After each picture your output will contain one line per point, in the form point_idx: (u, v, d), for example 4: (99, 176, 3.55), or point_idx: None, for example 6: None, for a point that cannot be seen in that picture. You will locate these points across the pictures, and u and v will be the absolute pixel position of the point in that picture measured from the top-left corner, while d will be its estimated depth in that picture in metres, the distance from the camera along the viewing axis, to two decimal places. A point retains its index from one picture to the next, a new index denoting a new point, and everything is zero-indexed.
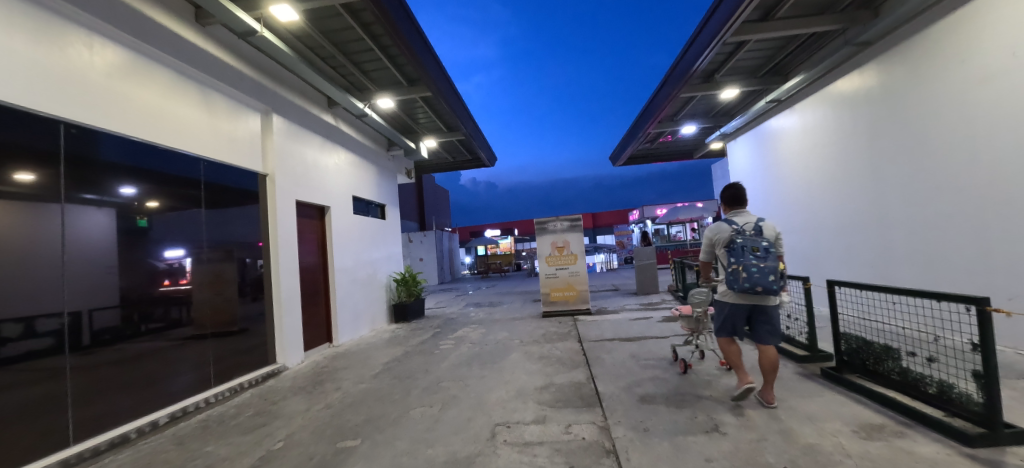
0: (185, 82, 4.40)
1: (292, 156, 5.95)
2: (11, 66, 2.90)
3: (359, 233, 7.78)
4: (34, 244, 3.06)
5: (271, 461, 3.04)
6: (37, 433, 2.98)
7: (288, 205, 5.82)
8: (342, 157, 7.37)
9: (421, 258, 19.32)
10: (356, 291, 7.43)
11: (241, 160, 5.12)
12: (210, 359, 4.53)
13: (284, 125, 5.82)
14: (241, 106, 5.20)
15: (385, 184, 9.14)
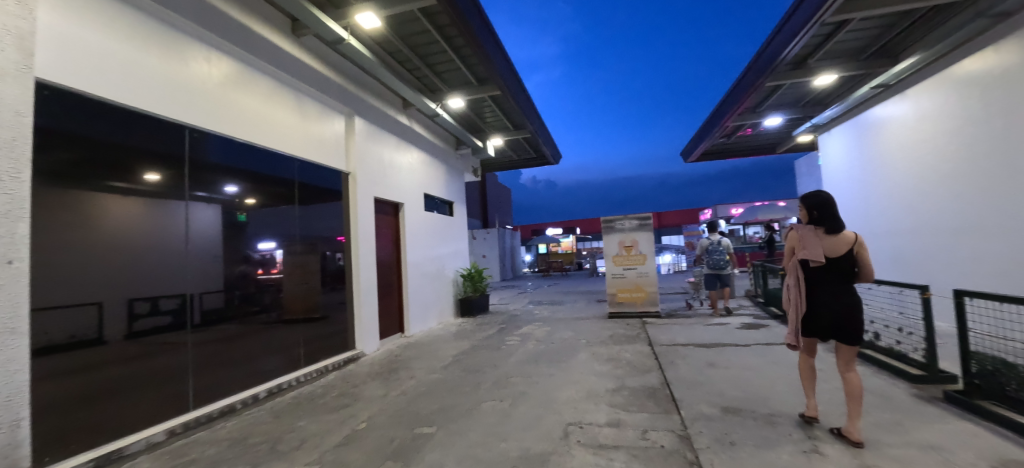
0: (283, 89, 4.86)
1: (371, 156, 6.33)
2: (145, 82, 3.36)
3: (429, 230, 8.12)
4: (159, 233, 3.52)
5: (355, 441, 3.25)
6: (159, 399, 3.42)
7: (368, 201, 6.21)
8: (415, 156, 7.73)
9: (483, 255, 19.78)
10: (426, 285, 7.77)
11: (329, 159, 5.57)
12: (299, 342, 4.97)
13: (366, 127, 6.25)
14: (328, 109, 5.64)
15: (453, 182, 9.44)
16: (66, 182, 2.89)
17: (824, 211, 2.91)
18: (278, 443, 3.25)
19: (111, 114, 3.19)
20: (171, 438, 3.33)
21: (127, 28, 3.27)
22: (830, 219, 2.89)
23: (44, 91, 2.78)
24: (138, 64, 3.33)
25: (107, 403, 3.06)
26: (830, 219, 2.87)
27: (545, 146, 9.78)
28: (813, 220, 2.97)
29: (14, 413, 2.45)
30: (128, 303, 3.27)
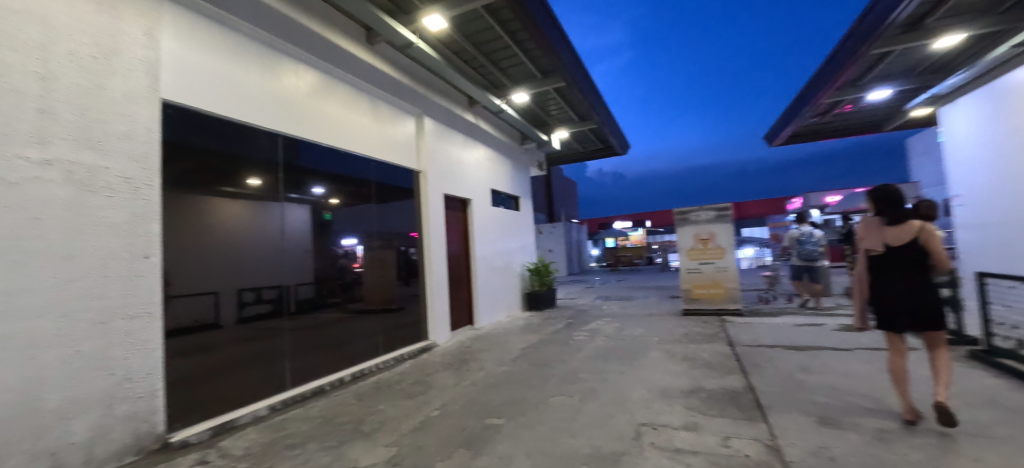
0: (360, 96, 5.22)
1: (439, 154, 6.58)
2: (245, 97, 3.80)
3: (496, 225, 8.27)
4: (259, 232, 3.96)
5: (429, 427, 3.40)
6: (264, 378, 3.87)
7: (438, 198, 6.47)
8: (481, 152, 7.92)
9: (550, 249, 19.82)
10: (494, 278, 7.94)
11: (401, 159, 5.90)
12: (379, 331, 5.33)
13: (433, 126, 6.50)
14: (399, 112, 5.94)
15: (518, 177, 9.52)
16: (187, 188, 3.36)
17: (889, 203, 2.97)
18: (361, 423, 3.51)
19: (222, 127, 3.65)
20: (273, 413, 3.73)
21: (231, 50, 3.72)
22: (893, 212, 2.95)
23: (169, 109, 3.25)
24: (240, 81, 3.77)
25: (223, 379, 3.53)
26: (891, 211, 2.95)
27: (611, 137, 9.47)
28: (878, 212, 3.04)
29: (148, 384, 2.94)
30: (237, 293, 3.73)
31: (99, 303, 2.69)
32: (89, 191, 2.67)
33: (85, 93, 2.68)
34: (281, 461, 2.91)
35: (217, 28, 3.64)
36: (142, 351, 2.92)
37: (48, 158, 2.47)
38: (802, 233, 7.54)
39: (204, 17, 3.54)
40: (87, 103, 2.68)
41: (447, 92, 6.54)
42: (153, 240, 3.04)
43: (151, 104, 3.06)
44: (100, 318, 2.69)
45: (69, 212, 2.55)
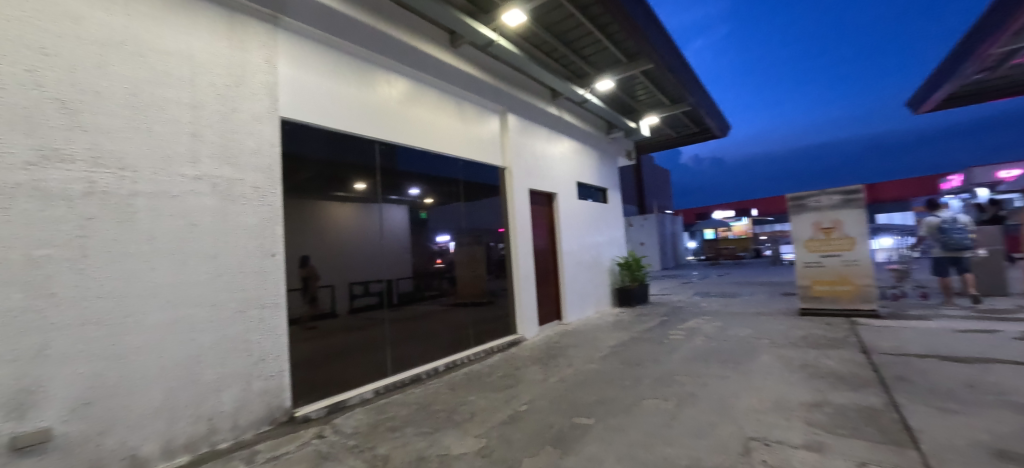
0: (448, 98, 5.45)
1: (524, 150, 6.61)
2: (349, 108, 4.18)
3: (583, 218, 8.06)
4: (365, 231, 4.33)
5: (516, 421, 3.40)
6: (371, 364, 4.24)
7: (524, 193, 6.50)
8: (566, 145, 7.79)
9: (641, 243, 18.95)
10: (582, 273, 7.78)
11: (488, 157, 6.04)
12: (470, 324, 5.53)
13: (517, 122, 6.53)
14: (484, 110, 6.06)
15: (605, 168, 9.16)
16: (303, 194, 3.79)
17: None
18: (453, 412, 3.64)
19: (332, 138, 4.07)
20: (377, 396, 4.08)
21: (334, 68, 4.11)
22: None
23: (287, 125, 3.70)
24: (343, 95, 4.15)
25: (337, 363, 3.95)
26: None
27: (708, 118, 8.62)
28: None
29: (276, 365, 3.40)
30: (346, 286, 4.11)
31: (238, 294, 3.21)
32: (228, 199, 3.20)
33: (223, 117, 3.22)
34: (383, 442, 3.15)
35: (324, 48, 4.05)
36: (272, 336, 3.39)
37: (199, 173, 3.05)
38: (946, 219, 6.44)
39: (312, 41, 3.97)
40: (225, 126, 3.23)
41: (529, 87, 6.50)
42: (277, 240, 3.49)
43: (273, 122, 3.52)
44: (238, 306, 3.20)
45: (215, 217, 3.11)
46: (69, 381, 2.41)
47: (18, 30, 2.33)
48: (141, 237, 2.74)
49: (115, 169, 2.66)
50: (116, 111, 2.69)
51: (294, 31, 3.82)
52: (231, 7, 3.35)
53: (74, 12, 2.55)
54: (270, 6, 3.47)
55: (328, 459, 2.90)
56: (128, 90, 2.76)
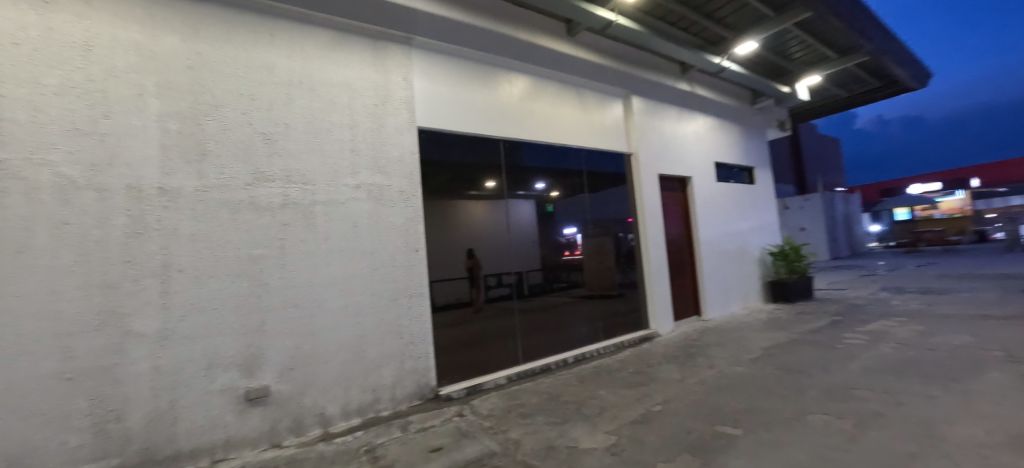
0: (567, 89, 5.41)
1: (650, 133, 6.18)
2: (478, 111, 4.46)
3: (723, 203, 7.21)
4: (496, 226, 4.59)
5: (649, 422, 3.18)
6: (506, 351, 4.49)
7: (652, 179, 6.09)
8: (699, 123, 7.06)
9: (802, 228, 16.31)
10: (724, 264, 7.01)
11: (612, 144, 5.82)
12: (600, 316, 5.44)
13: (641, 105, 6.12)
14: (606, 96, 5.85)
15: (747, 144, 7.99)
16: (442, 195, 4.19)
17: None
18: (583, 406, 3.59)
19: (465, 141, 4.41)
20: (510, 382, 4.26)
21: (460, 76, 4.40)
22: None
23: (427, 133, 4.13)
24: (469, 100, 4.42)
25: (474, 349, 4.26)
26: None
27: (893, 64, 6.85)
28: None
29: (423, 348, 3.81)
30: (482, 277, 4.45)
31: (392, 284, 3.68)
32: (381, 202, 3.69)
33: (374, 132, 3.73)
34: (515, 427, 3.28)
35: (451, 59, 4.36)
36: (419, 321, 3.80)
37: (358, 183, 3.59)
38: None
39: (444, 53, 4.32)
40: (376, 140, 3.73)
41: (654, 64, 6.00)
42: (420, 236, 3.89)
43: (412, 132, 3.94)
44: (392, 295, 3.67)
45: (372, 219, 3.63)
46: (278, 349, 3.17)
47: (236, 84, 3.19)
48: (320, 238, 3.38)
49: (302, 184, 3.34)
50: (300, 137, 3.38)
51: (426, 48, 4.19)
52: (374, 37, 3.85)
53: (269, 64, 3.33)
54: (405, 29, 3.86)
55: (467, 437, 3.14)
56: (306, 119, 3.42)
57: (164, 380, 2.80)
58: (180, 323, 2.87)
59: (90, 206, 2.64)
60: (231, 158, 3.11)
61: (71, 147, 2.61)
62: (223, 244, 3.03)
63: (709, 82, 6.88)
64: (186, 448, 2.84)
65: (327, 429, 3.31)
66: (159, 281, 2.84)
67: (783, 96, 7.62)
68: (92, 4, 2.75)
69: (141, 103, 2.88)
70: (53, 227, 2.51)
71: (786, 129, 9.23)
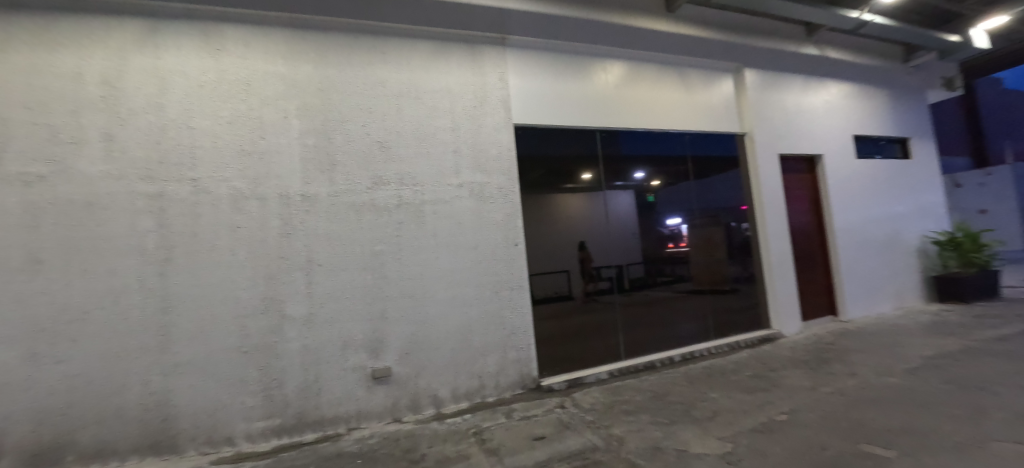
0: (668, 70, 5.06)
1: (767, 109, 5.50)
2: (574, 103, 4.43)
3: (863, 183, 6.13)
4: (594, 219, 4.56)
5: (771, 432, 2.86)
6: (608, 345, 4.44)
7: (770, 161, 5.43)
8: (829, 92, 6.09)
9: None
10: (867, 256, 5.98)
11: (721, 125, 5.32)
12: (710, 313, 5.09)
13: (755, 79, 5.46)
14: (712, 73, 5.35)
15: (895, 112, 6.68)
16: (540, 189, 4.27)
17: None
18: (692, 408, 3.37)
19: (563, 134, 4.42)
20: (612, 378, 4.18)
21: (554, 69, 4.40)
22: None
23: (524, 130, 4.23)
24: (563, 92, 4.40)
25: (574, 342, 4.28)
26: None
27: None
28: None
29: (525, 339, 3.92)
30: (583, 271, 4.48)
31: (494, 277, 3.85)
32: (482, 199, 3.88)
33: (473, 132, 3.92)
34: (619, 424, 3.20)
35: (544, 54, 4.38)
36: (520, 313, 3.92)
37: (460, 182, 3.82)
38: None
39: (538, 49, 4.35)
40: (475, 140, 3.92)
41: (770, 29, 5.29)
42: (519, 231, 3.99)
43: (508, 130, 4.06)
44: (494, 288, 3.84)
45: (473, 215, 3.83)
46: (397, 335, 3.53)
47: (357, 100, 3.62)
48: (430, 234, 3.67)
49: (412, 185, 3.66)
50: (410, 142, 3.70)
51: (520, 46, 4.26)
52: (471, 41, 4.04)
53: (382, 79, 3.70)
54: (499, 30, 3.98)
55: (569, 429, 3.16)
56: (415, 125, 3.74)
57: (311, 356, 3.34)
58: (321, 308, 3.37)
59: (254, 212, 3.30)
60: (354, 166, 3.54)
61: (239, 166, 3.32)
62: (352, 241, 3.47)
63: (842, 43, 5.86)
64: (328, 415, 3.35)
65: (440, 410, 3.60)
66: (304, 272, 3.36)
67: (951, 47, 6.14)
68: (249, 47, 3.44)
69: (286, 124, 3.44)
70: (230, 231, 3.25)
71: (955, 87, 7.44)
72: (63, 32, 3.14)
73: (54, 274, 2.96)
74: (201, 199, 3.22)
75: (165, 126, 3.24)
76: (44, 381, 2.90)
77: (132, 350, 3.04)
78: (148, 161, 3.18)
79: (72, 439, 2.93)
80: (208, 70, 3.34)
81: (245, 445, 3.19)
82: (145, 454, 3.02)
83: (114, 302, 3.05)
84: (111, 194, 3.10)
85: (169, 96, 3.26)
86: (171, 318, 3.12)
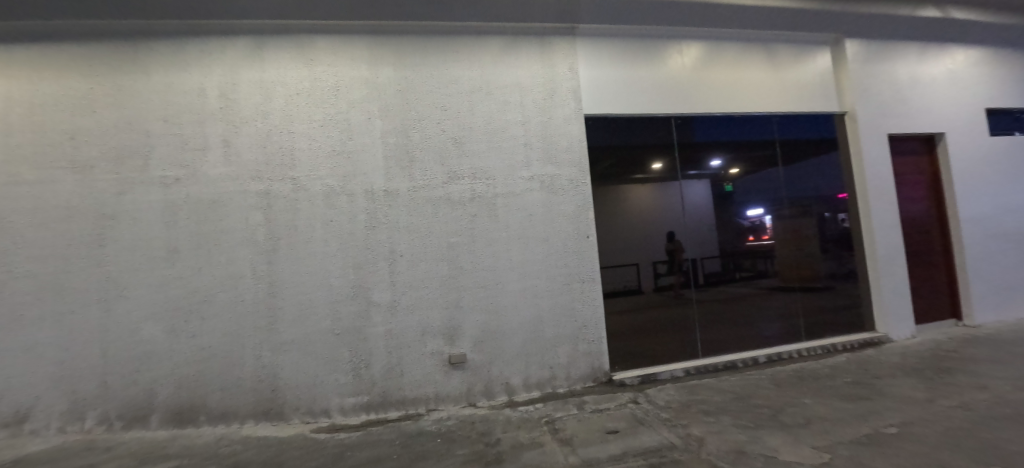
0: (752, 47, 4.67)
1: (873, 83, 4.87)
2: (648, 90, 4.26)
3: (999, 164, 5.20)
4: (666, 210, 4.40)
5: (879, 444, 2.54)
6: (683, 343, 4.28)
7: (876, 142, 4.81)
8: (953, 59, 5.24)
9: None
10: (1003, 251, 5.09)
11: (814, 105, 4.82)
12: (799, 312, 4.69)
13: (857, 50, 4.85)
14: (804, 47, 4.85)
15: None
16: (611, 180, 4.19)
17: None
18: (781, 413, 3.11)
19: (635, 122, 4.29)
20: (688, 376, 4.03)
21: (626, 56, 4.26)
22: None
23: (596, 120, 4.16)
24: (635, 80, 4.25)
25: (647, 337, 4.18)
26: None
27: None
28: None
29: (596, 332, 3.89)
30: (654, 264, 4.35)
31: (565, 270, 3.86)
32: (552, 192, 3.88)
33: (543, 125, 3.93)
34: (697, 424, 3.03)
35: (615, 41, 4.25)
36: (591, 306, 3.89)
37: (531, 174, 3.85)
38: None
39: (610, 35, 4.24)
40: (546, 132, 3.93)
41: None
42: (590, 223, 3.95)
43: (579, 121, 4.01)
44: (565, 280, 3.85)
45: (544, 208, 3.85)
46: (472, 324, 3.68)
47: (433, 99, 3.78)
48: (502, 227, 3.76)
49: (485, 179, 3.77)
50: (482, 137, 3.80)
51: (590, 35, 4.18)
52: (541, 34, 4.04)
53: (456, 77, 3.84)
54: (569, 20, 3.94)
55: (643, 425, 3.07)
56: (487, 120, 3.83)
57: (395, 340, 3.59)
58: (403, 296, 3.61)
59: (344, 207, 3.60)
60: (431, 162, 3.72)
61: (332, 165, 3.63)
62: (429, 234, 3.66)
63: None
64: (410, 396, 3.58)
65: (512, 398, 3.70)
66: (387, 263, 3.61)
67: None
68: (337, 55, 3.74)
69: (370, 125, 3.70)
70: (324, 225, 3.58)
71: None
72: (191, 54, 3.66)
73: (188, 262, 3.50)
74: (300, 195, 3.58)
75: (270, 131, 3.62)
76: (182, 351, 3.45)
77: (247, 328, 3.49)
78: (257, 163, 3.60)
79: (204, 401, 3.45)
80: (304, 79, 3.69)
81: (339, 418, 3.51)
82: (260, 419, 3.46)
83: (232, 286, 3.51)
84: (229, 193, 3.55)
85: (273, 104, 3.65)
86: (277, 302, 3.52)
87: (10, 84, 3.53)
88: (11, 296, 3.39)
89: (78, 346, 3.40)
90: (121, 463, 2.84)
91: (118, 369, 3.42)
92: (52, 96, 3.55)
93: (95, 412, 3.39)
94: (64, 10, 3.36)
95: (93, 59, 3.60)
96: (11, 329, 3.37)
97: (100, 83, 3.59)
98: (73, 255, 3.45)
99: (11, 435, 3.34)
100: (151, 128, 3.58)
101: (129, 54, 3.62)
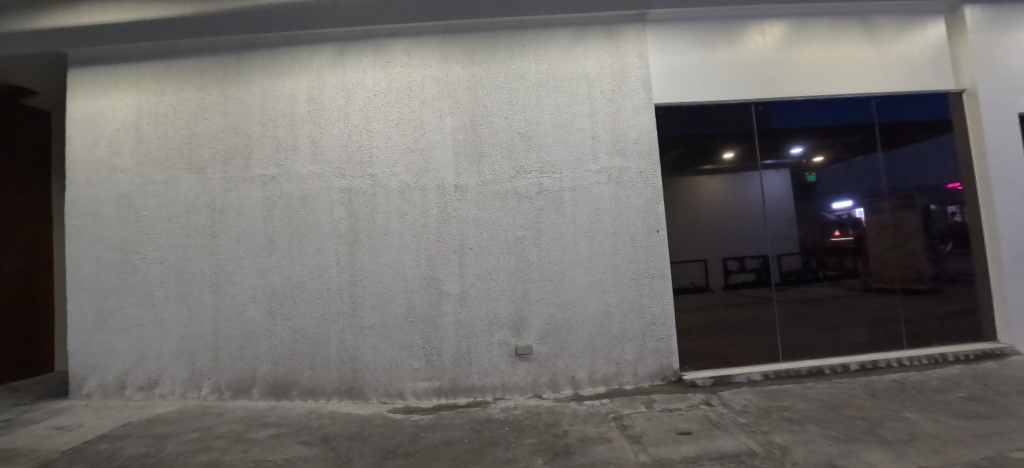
0: (847, 22, 4.21)
1: (1000, 54, 4.18)
2: (722, 75, 4.02)
3: None
4: (740, 203, 4.13)
5: (1006, 463, 2.19)
6: (759, 345, 4.04)
7: (1004, 123, 4.14)
8: None
9: None
10: None
11: (922, 83, 4.25)
12: (899, 317, 4.20)
13: (981, 16, 4.19)
14: (911, 18, 4.28)
15: None
16: (681, 172, 4.02)
17: None
18: (879, 426, 2.81)
19: (708, 110, 4.06)
20: (766, 380, 3.79)
21: (699, 40, 4.03)
22: None
23: (666, 110, 3.99)
24: (710, 64, 4.02)
25: (719, 338, 3.98)
26: None
27: None
28: None
29: (665, 330, 3.77)
30: (724, 261, 4.11)
31: (633, 265, 3.77)
32: (621, 185, 3.80)
33: (611, 117, 3.85)
34: (779, 431, 2.80)
35: (688, 25, 4.04)
36: (661, 303, 3.77)
37: (599, 167, 3.80)
38: None
39: (682, 19, 4.03)
40: (614, 124, 3.84)
41: None
42: (661, 217, 3.81)
43: (649, 111, 3.88)
44: (633, 275, 3.76)
45: (612, 201, 3.78)
46: (539, 316, 3.73)
47: (501, 95, 3.85)
48: (568, 221, 3.76)
49: (552, 173, 3.78)
50: (549, 131, 3.81)
51: (660, 20, 4.01)
52: (609, 22, 3.94)
53: (524, 71, 3.87)
54: (639, 7, 3.81)
55: (719, 428, 2.90)
56: (554, 114, 3.83)
57: (464, 329, 3.73)
58: (472, 287, 3.74)
59: (417, 202, 3.79)
60: (499, 156, 3.80)
61: (406, 162, 3.83)
62: (497, 227, 3.75)
63: None
64: (478, 384, 3.72)
65: (578, 391, 3.71)
66: (457, 255, 3.75)
67: None
68: (411, 56, 3.92)
69: (441, 122, 3.85)
70: (399, 219, 3.79)
71: None
72: (282, 63, 4.02)
73: (283, 252, 3.88)
74: (377, 191, 3.82)
75: (351, 131, 3.89)
76: (278, 332, 3.85)
77: (332, 313, 3.81)
78: (339, 161, 3.88)
79: (296, 378, 3.82)
80: (381, 80, 3.91)
81: (413, 400, 3.73)
82: (343, 397, 3.78)
83: (320, 274, 3.84)
84: (316, 190, 3.88)
85: (353, 106, 3.91)
86: (358, 290, 3.80)
87: (142, 97, 4.12)
88: (146, 279, 3.98)
89: (196, 324, 3.92)
90: (231, 427, 3.24)
91: (227, 345, 3.89)
92: (174, 106, 4.09)
93: (209, 381, 3.90)
94: (183, 30, 3.84)
95: (204, 72, 4.08)
96: (146, 307, 3.96)
97: (210, 93, 4.07)
98: (190, 244, 3.96)
99: (146, 396, 3.95)
100: (251, 132, 3.99)
101: (233, 65, 4.06)
